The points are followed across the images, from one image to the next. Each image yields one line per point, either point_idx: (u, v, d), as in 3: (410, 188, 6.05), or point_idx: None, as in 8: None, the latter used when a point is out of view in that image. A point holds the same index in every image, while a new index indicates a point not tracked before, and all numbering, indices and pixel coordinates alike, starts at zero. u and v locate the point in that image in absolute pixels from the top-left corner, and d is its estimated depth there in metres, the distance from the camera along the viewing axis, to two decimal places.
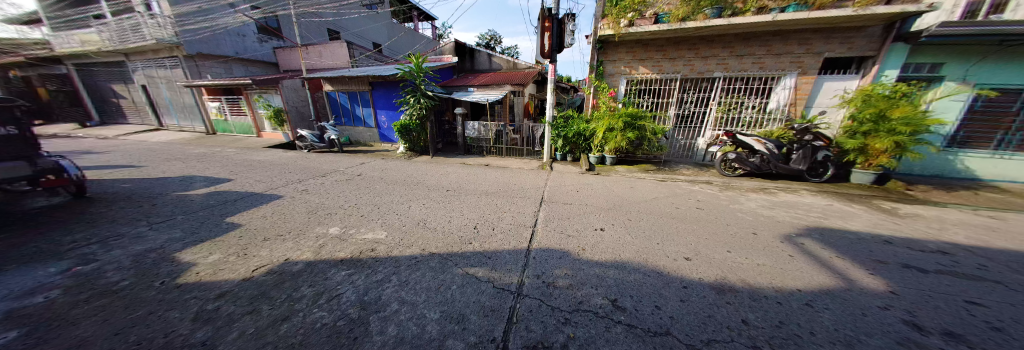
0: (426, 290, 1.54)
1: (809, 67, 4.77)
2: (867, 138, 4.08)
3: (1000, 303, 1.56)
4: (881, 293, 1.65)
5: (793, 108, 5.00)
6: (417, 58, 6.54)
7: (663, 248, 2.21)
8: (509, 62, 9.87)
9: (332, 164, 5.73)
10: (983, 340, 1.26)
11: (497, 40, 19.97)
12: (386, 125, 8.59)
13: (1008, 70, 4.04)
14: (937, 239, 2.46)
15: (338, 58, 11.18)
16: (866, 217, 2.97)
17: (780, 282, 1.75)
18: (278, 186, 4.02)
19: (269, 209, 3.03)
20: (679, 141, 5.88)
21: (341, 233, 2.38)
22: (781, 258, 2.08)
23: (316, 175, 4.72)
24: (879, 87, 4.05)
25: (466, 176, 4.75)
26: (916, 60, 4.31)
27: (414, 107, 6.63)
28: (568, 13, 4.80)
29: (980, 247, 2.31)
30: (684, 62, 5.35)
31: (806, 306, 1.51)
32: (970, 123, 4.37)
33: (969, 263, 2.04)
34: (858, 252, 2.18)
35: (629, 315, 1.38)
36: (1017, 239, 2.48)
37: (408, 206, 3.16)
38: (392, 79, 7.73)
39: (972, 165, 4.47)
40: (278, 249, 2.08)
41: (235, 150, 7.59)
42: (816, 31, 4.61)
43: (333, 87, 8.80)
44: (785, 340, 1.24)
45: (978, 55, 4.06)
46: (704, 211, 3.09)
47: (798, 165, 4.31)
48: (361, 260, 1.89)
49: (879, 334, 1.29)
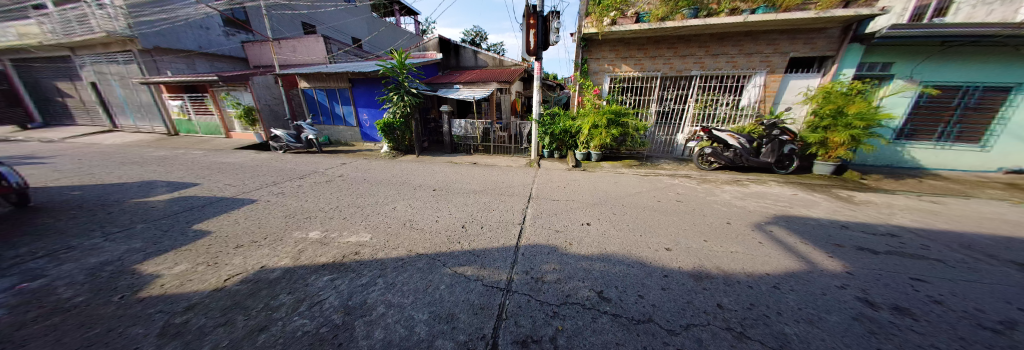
0: (414, 292, 1.52)
1: (777, 66, 5.06)
2: (827, 132, 4.43)
3: (941, 279, 1.75)
4: (839, 273, 1.81)
5: (762, 104, 5.30)
6: (400, 55, 6.30)
7: (646, 240, 2.31)
8: (494, 59, 9.82)
9: (311, 165, 5.46)
10: (925, 313, 1.41)
11: (483, 37, 19.73)
12: (368, 124, 8.29)
13: (949, 69, 4.49)
14: (887, 223, 2.72)
15: (314, 53, 10.68)
16: (827, 204, 3.23)
17: (751, 267, 1.88)
18: (251, 190, 3.80)
19: (242, 215, 2.87)
20: (661, 137, 6.08)
21: (322, 237, 2.29)
22: (752, 245, 2.22)
23: (294, 177, 4.51)
24: (838, 85, 4.37)
25: (453, 174, 4.71)
26: (870, 59, 4.68)
27: (398, 105, 6.51)
28: (552, 11, 4.86)
29: (922, 229, 2.59)
30: (664, 61, 5.54)
31: (774, 288, 1.63)
32: (915, 118, 4.85)
33: (914, 244, 2.28)
34: (821, 238, 2.37)
35: (615, 306, 1.44)
36: (954, 221, 2.78)
37: (393, 207, 3.09)
38: (373, 76, 7.46)
39: (917, 155, 4.97)
40: (253, 256, 1.97)
41: (202, 153, 7.08)
42: (782, 32, 4.89)
43: (310, 84, 8.37)
44: (755, 320, 1.34)
45: (922, 56, 4.49)
46: (683, 204, 3.24)
47: (767, 158, 4.62)
48: (346, 264, 1.84)
49: (837, 311, 1.42)
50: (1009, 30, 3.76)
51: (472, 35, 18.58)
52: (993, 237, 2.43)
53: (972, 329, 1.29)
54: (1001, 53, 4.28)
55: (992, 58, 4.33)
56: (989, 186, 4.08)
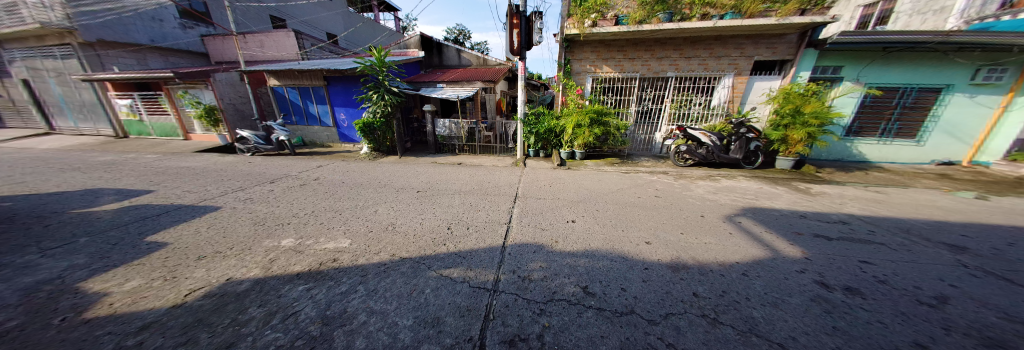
0: (397, 297, 1.48)
1: (743, 69, 5.42)
2: (787, 130, 4.79)
3: (883, 260, 1.97)
4: (799, 259, 1.98)
5: (730, 104, 5.65)
6: (379, 52, 6.08)
7: (628, 234, 2.39)
8: (478, 58, 9.74)
9: (283, 169, 5.14)
10: (871, 292, 1.58)
11: (466, 35, 19.48)
12: (346, 124, 7.92)
13: (888, 73, 5.02)
14: (840, 212, 3.01)
15: (285, 49, 10.08)
16: (788, 196, 3.52)
17: (724, 257, 2.00)
18: (215, 196, 3.52)
19: (205, 224, 2.64)
20: (640, 136, 6.32)
21: (296, 244, 2.16)
22: (724, 236, 2.37)
23: (265, 181, 4.23)
24: (796, 87, 4.77)
25: (438, 175, 4.62)
26: (823, 63, 5.13)
27: (378, 105, 6.28)
28: (535, 11, 4.89)
29: (868, 216, 2.89)
30: (642, 62, 5.76)
31: (743, 275, 1.75)
32: (862, 116, 5.38)
33: (861, 230, 2.54)
34: (783, 227, 2.58)
35: (599, 300, 1.48)
36: (893, 209, 3.13)
37: (374, 210, 2.98)
38: (350, 73, 7.14)
39: (863, 150, 5.54)
40: (218, 268, 1.82)
41: (156, 156, 6.44)
42: (747, 37, 5.24)
43: (281, 82, 7.90)
44: (727, 306, 1.43)
45: (867, 60, 4.98)
46: (662, 199, 3.40)
47: (736, 154, 4.94)
48: (323, 272, 1.75)
49: (799, 294, 1.55)
50: (941, 37, 4.26)
51: (455, 33, 18.28)
52: (925, 221, 2.76)
53: (909, 305, 1.46)
54: (932, 58, 4.83)
55: (925, 62, 4.88)
56: (921, 177, 4.62)
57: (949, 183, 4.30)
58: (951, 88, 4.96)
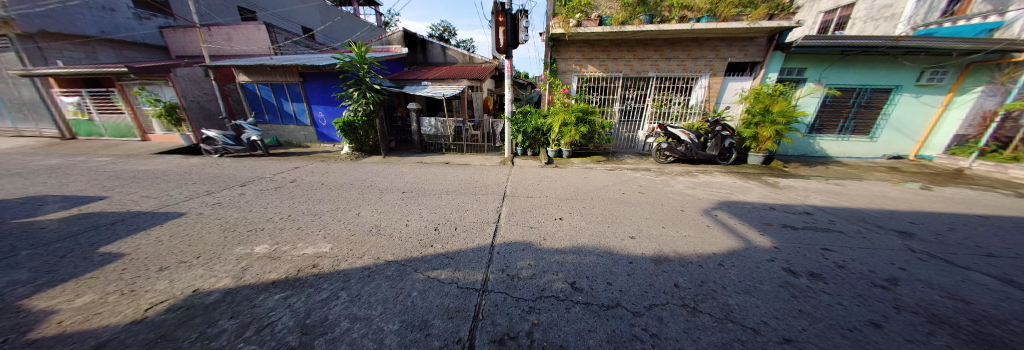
0: (383, 302, 1.44)
1: (718, 70, 5.71)
2: (757, 128, 5.12)
3: (842, 247, 2.15)
4: (769, 248, 2.12)
5: (706, 104, 5.93)
6: (359, 47, 5.84)
7: (613, 230, 2.46)
8: (464, 56, 9.60)
9: (256, 171, 4.84)
10: (832, 276, 1.72)
11: (451, 32, 19.13)
12: (325, 123, 7.56)
13: (846, 74, 5.46)
14: (804, 203, 3.25)
15: (256, 43, 9.48)
16: (759, 190, 3.76)
17: (702, 248, 2.11)
18: (179, 201, 3.27)
19: (168, 231, 2.44)
20: (624, 134, 6.50)
21: (271, 251, 2.05)
22: (702, 229, 2.50)
23: (236, 184, 3.97)
24: (766, 87, 5.07)
25: (424, 175, 4.53)
26: (789, 65, 5.50)
27: (358, 102, 6.03)
28: (521, 9, 4.89)
29: (829, 207, 3.14)
30: (625, 63, 5.92)
31: (719, 265, 1.85)
32: (822, 115, 5.83)
33: (823, 220, 2.76)
34: (755, 218, 2.75)
35: (586, 294, 1.51)
36: (850, 200, 3.42)
37: (357, 212, 2.87)
38: (328, 70, 6.81)
39: (824, 146, 6.02)
40: (183, 279, 1.69)
41: (109, 159, 5.87)
42: (722, 40, 5.51)
43: (252, 78, 7.44)
44: (706, 295, 1.51)
45: (827, 62, 5.39)
46: (644, 195, 3.52)
47: (712, 151, 5.21)
48: (302, 279, 1.67)
49: (769, 281, 1.66)
50: (891, 43, 4.68)
51: (440, 30, 17.90)
52: (877, 211, 3.04)
53: (864, 287, 1.61)
54: (883, 61, 5.29)
55: (878, 65, 5.34)
56: (874, 170, 5.07)
57: (896, 175, 4.74)
58: (900, 89, 5.47)
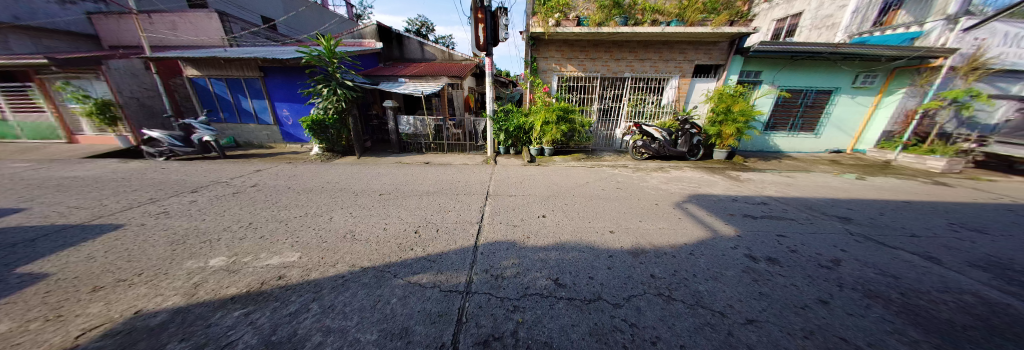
0: (359, 311, 1.37)
1: (686, 71, 6.07)
2: (721, 126, 5.55)
3: (795, 233, 2.38)
4: (733, 236, 2.30)
5: (677, 103, 6.28)
6: (328, 41, 5.46)
7: (594, 225, 2.54)
8: (443, 52, 9.35)
9: (212, 175, 4.40)
10: (786, 260, 1.91)
11: (429, 27, 18.52)
12: (291, 122, 7.02)
13: (794, 77, 6.07)
14: (762, 194, 3.57)
15: (208, 34, 8.60)
16: (724, 183, 4.07)
17: (674, 240, 2.24)
18: (116, 211, 2.87)
19: (104, 246, 2.13)
20: (602, 132, 6.72)
21: (230, 263, 1.86)
22: (674, 221, 2.66)
23: (187, 191, 3.57)
24: (727, 88, 5.49)
25: (403, 176, 4.37)
26: (748, 68, 5.98)
27: (328, 100, 5.63)
28: (500, 7, 4.83)
29: (782, 197, 3.48)
30: (602, 63, 6.11)
31: (690, 254, 1.97)
32: (776, 114, 6.42)
33: (777, 208, 3.05)
34: (721, 209, 2.98)
35: (569, 290, 1.54)
36: (799, 190, 3.82)
37: (329, 217, 2.70)
38: (293, 64, 6.31)
39: (777, 142, 6.65)
40: (122, 300, 1.48)
41: (23, 164, 5.02)
42: (689, 44, 5.85)
43: (204, 72, 6.72)
44: (678, 284, 1.61)
45: (779, 66, 5.94)
46: (622, 190, 3.67)
47: (682, 148, 5.55)
48: (267, 293, 1.53)
49: (734, 267, 1.80)
50: (831, 49, 5.27)
51: (417, 25, 17.25)
52: (821, 199, 3.42)
53: (812, 269, 1.80)
54: (825, 65, 5.93)
55: (820, 69, 5.97)
56: (818, 163, 5.69)
57: (837, 167, 5.35)
58: (839, 90, 6.17)
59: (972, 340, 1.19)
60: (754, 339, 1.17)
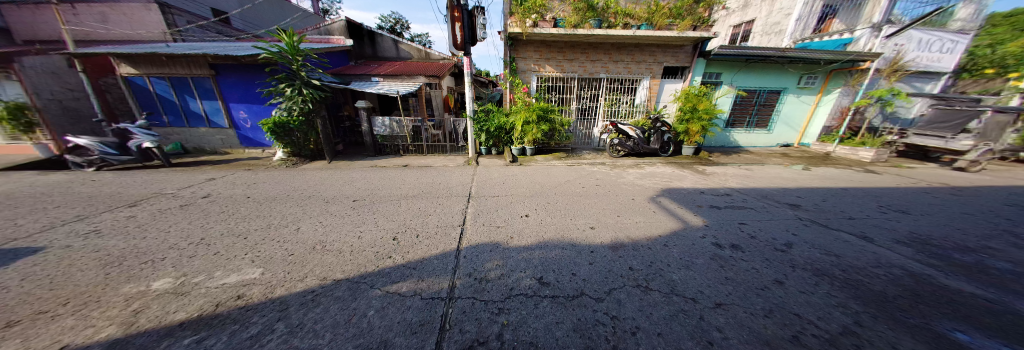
0: (332, 328, 1.28)
1: (656, 73, 6.41)
2: (688, 123, 5.95)
3: (756, 221, 2.60)
4: (702, 226, 2.47)
5: (649, 103, 6.61)
6: (291, 37, 5.06)
7: (576, 222, 2.59)
8: (419, 51, 9.06)
9: (156, 185, 3.91)
10: (748, 247, 2.07)
11: (404, 25, 17.86)
12: (250, 124, 6.44)
13: (749, 79, 6.65)
14: (726, 186, 3.87)
15: (147, 27, 7.67)
16: (692, 177, 4.37)
17: (649, 232, 2.35)
18: (32, 232, 2.46)
19: (17, 273, 1.81)
20: (581, 131, 6.89)
21: (178, 285, 1.66)
22: (649, 214, 2.81)
23: (124, 205, 3.13)
24: (692, 88, 5.87)
25: (380, 180, 4.19)
26: (710, 70, 6.45)
27: (292, 100, 5.22)
28: (477, 6, 4.79)
29: (743, 188, 3.80)
30: (579, 64, 6.26)
31: (664, 246, 2.08)
32: (734, 112, 7.00)
33: (740, 199, 3.32)
34: (691, 202, 3.19)
35: (553, 288, 1.56)
36: (757, 181, 4.19)
37: (295, 228, 2.51)
38: (250, 61, 5.78)
39: (737, 138, 7.25)
40: (42, 335, 1.26)
41: None
42: (658, 47, 6.18)
43: (142, 70, 5.97)
44: (655, 274, 1.69)
45: (735, 68, 6.48)
46: (601, 187, 3.80)
47: (655, 145, 5.87)
48: (224, 316, 1.38)
49: (704, 255, 1.93)
50: (778, 53, 5.84)
51: (390, 22, 16.58)
52: (775, 189, 3.78)
53: (770, 252, 1.98)
54: (775, 68, 6.54)
55: (770, 71, 6.59)
56: (771, 156, 6.28)
57: (787, 160, 5.94)
58: (786, 90, 6.85)
59: (901, 308, 1.37)
60: (723, 322, 1.26)
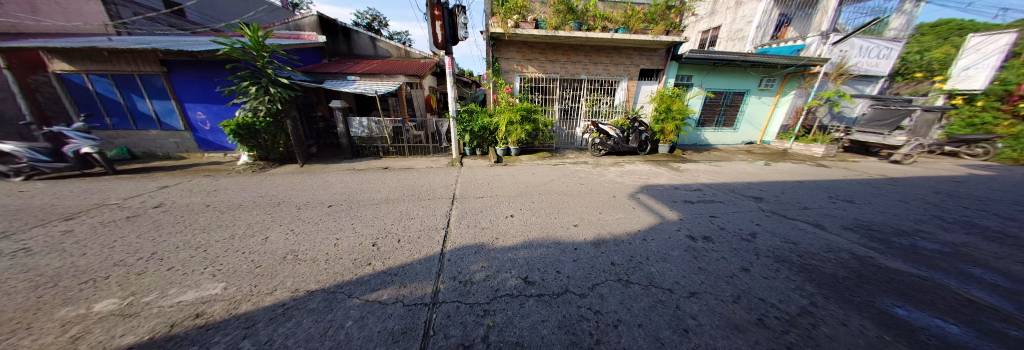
0: (306, 342, 1.21)
1: (634, 74, 6.67)
2: (663, 123, 6.25)
3: (725, 214, 2.78)
4: (677, 220, 2.60)
5: (627, 103, 6.86)
6: (255, 32, 4.71)
7: (560, 221, 2.63)
8: (398, 49, 8.78)
9: (98, 195, 3.49)
10: (719, 238, 2.21)
11: (382, 22, 17.22)
12: (209, 126, 5.92)
13: (717, 81, 7.10)
14: (699, 182, 4.11)
15: (85, 19, 6.90)
16: (668, 174, 4.60)
17: (629, 228, 2.44)
18: None
19: None
20: (564, 131, 7.02)
21: (127, 305, 1.50)
22: (629, 210, 2.92)
23: (58, 218, 2.77)
24: (667, 90, 6.16)
25: (359, 183, 4.01)
26: (682, 72, 6.81)
27: (258, 100, 4.86)
28: (457, 5, 4.72)
29: (714, 183, 4.06)
30: (561, 65, 6.38)
31: (642, 240, 2.17)
32: (705, 112, 7.46)
33: (711, 194, 3.54)
34: (667, 197, 3.35)
35: (537, 286, 1.57)
36: (726, 176, 4.49)
37: (264, 238, 2.34)
38: (208, 58, 5.32)
39: (708, 136, 7.72)
40: None
41: None
42: (635, 50, 6.43)
43: (78, 66, 5.32)
44: (634, 268, 1.76)
45: (705, 71, 6.88)
46: (583, 185, 3.89)
47: (633, 144, 6.11)
48: (180, 337, 1.26)
49: (679, 248, 2.03)
50: (741, 57, 6.28)
51: (367, 19, 15.93)
52: (742, 183, 4.07)
53: (738, 243, 2.13)
54: (739, 71, 7.02)
55: (735, 74, 7.07)
56: (738, 153, 6.74)
57: (752, 156, 6.40)
58: (749, 92, 7.39)
59: (849, 288, 1.52)
60: (696, 309, 1.33)
